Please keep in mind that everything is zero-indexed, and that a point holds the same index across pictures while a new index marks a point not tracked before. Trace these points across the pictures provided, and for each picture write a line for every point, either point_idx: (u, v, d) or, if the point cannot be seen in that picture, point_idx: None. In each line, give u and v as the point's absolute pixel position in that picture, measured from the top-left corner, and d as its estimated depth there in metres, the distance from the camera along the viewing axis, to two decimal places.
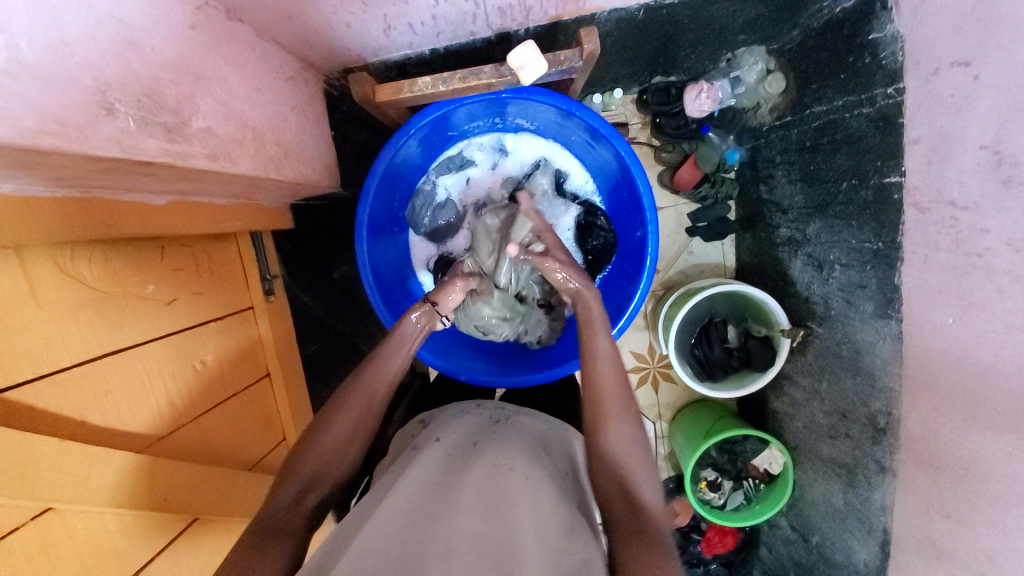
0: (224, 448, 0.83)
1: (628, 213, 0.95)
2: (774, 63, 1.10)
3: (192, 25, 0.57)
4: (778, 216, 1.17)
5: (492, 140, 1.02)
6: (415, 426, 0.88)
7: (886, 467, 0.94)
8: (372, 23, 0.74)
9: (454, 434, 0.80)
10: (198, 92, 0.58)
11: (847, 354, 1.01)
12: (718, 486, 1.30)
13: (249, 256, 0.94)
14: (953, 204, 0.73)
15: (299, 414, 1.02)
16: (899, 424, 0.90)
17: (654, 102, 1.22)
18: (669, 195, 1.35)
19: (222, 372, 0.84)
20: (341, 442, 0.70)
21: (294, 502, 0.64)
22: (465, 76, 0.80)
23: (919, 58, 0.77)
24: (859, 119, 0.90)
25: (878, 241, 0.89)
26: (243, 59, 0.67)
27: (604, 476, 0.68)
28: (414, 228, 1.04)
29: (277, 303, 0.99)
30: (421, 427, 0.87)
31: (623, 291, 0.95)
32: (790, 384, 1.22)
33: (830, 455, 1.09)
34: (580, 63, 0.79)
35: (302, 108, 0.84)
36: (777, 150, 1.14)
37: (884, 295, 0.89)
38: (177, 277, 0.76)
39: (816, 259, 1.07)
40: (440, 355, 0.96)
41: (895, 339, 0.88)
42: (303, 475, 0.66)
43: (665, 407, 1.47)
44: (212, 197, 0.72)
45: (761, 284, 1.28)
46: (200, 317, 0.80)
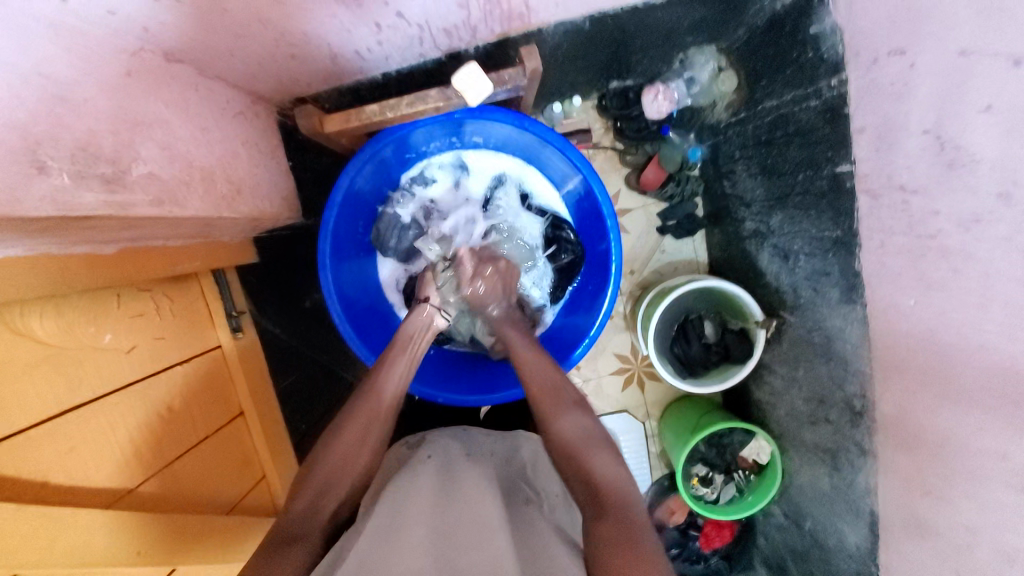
0: (199, 491, 0.81)
1: (592, 224, 0.96)
2: (725, 60, 1.12)
3: (127, 72, 0.56)
4: (743, 210, 1.20)
5: (451, 158, 1.02)
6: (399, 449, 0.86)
7: (867, 447, 0.95)
8: (319, 52, 0.74)
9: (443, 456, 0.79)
10: (137, 138, 0.57)
11: (819, 340, 1.03)
12: (709, 480, 1.32)
13: (213, 294, 0.92)
14: (904, 189, 0.75)
15: (278, 451, 1.00)
16: (874, 405, 0.92)
17: (613, 107, 1.23)
18: (637, 196, 1.37)
19: (192, 414, 0.82)
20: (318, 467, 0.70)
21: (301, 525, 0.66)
22: (412, 101, 0.82)
23: (858, 50, 0.80)
24: (807, 112, 0.92)
25: (837, 229, 0.91)
26: (185, 100, 0.66)
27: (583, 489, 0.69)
28: (380, 250, 1.03)
29: (246, 340, 0.98)
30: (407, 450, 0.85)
31: (593, 299, 0.95)
32: (769, 373, 1.24)
33: (813, 440, 1.11)
34: (525, 80, 0.80)
35: (255, 142, 0.83)
36: (735, 145, 1.17)
37: (848, 282, 0.92)
38: (136, 323, 0.74)
39: (782, 249, 1.09)
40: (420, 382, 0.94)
41: (862, 323, 0.91)
42: (313, 486, 0.69)
43: (651, 405, 1.48)
44: (166, 240, 0.70)
45: (732, 276, 1.30)
46: (163, 360, 0.78)
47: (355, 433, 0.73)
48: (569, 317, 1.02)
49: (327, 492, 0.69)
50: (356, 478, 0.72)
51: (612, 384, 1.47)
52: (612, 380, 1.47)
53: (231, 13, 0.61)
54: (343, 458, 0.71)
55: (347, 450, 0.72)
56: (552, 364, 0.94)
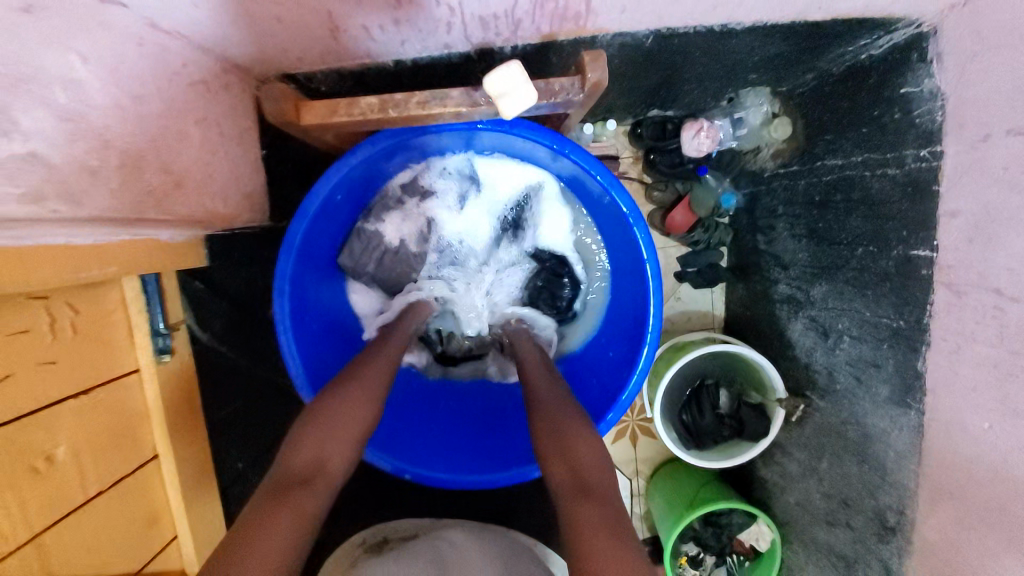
0: (79, 564, 0.64)
1: (623, 265, 0.88)
2: (780, 106, 1.01)
3: (26, 7, 0.40)
4: (777, 271, 1.07)
5: (458, 167, 0.89)
6: None
7: (894, 567, 0.84)
8: (314, 23, 0.59)
9: None
10: (17, 101, 0.41)
11: (852, 435, 0.90)
12: (699, 561, 1.19)
13: (138, 303, 0.73)
14: (999, 293, 0.63)
15: (199, 502, 0.82)
16: (913, 526, 0.80)
17: (649, 136, 1.11)
18: (659, 236, 1.23)
19: (82, 463, 0.64)
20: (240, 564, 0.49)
21: None
22: (425, 100, 0.65)
23: (963, 121, 0.67)
24: (883, 180, 0.79)
25: (899, 319, 0.78)
26: (120, 57, 0.50)
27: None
28: (350, 275, 0.90)
29: (175, 362, 0.79)
30: None
31: (617, 353, 0.88)
32: (782, 455, 1.11)
33: (826, 541, 0.99)
34: (580, 96, 0.66)
35: (216, 121, 0.67)
36: (781, 200, 1.04)
37: (903, 381, 0.79)
38: (14, 344, 0.56)
39: (820, 325, 0.96)
40: (388, 451, 0.85)
41: (915, 432, 0.78)
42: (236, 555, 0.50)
43: (642, 462, 1.34)
44: (71, 237, 0.54)
45: (753, 340, 1.17)
46: (49, 395, 0.60)
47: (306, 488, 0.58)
48: (576, 365, 0.94)
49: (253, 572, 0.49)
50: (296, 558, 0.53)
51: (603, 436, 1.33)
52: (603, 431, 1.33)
53: None
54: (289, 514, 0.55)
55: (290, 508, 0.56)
56: None
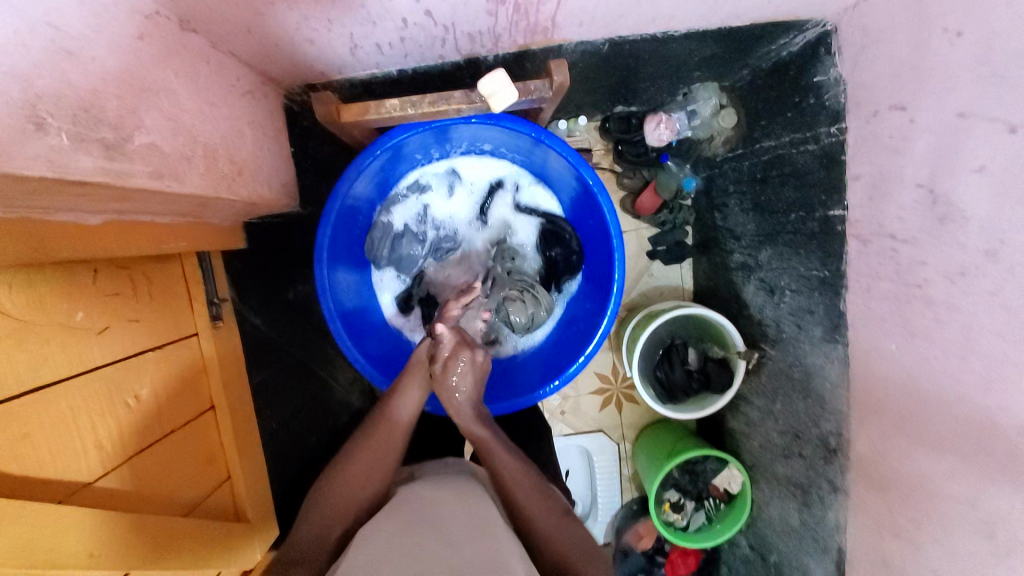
0: (160, 490, 0.75)
1: (590, 216, 0.95)
2: (726, 97, 1.16)
3: (139, 36, 0.53)
4: (732, 243, 1.23)
5: (443, 166, 1.01)
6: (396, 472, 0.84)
7: (838, 485, 0.97)
8: (338, 43, 0.73)
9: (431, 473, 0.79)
10: (142, 106, 0.54)
11: (798, 375, 1.05)
12: (680, 507, 1.32)
13: (196, 278, 0.86)
14: (894, 238, 0.78)
15: (246, 449, 0.93)
16: (849, 445, 0.94)
17: (616, 130, 1.26)
18: (630, 220, 1.39)
19: (159, 405, 0.77)
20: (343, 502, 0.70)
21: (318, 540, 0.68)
22: (434, 100, 0.80)
23: (859, 101, 0.84)
24: (804, 155, 0.96)
25: (825, 270, 0.94)
26: (196, 72, 0.64)
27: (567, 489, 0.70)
28: (374, 263, 1.01)
29: (225, 329, 0.91)
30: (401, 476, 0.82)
31: (598, 301, 0.95)
32: (745, 404, 1.27)
33: (784, 473, 1.13)
34: (550, 93, 0.80)
35: (260, 124, 0.80)
36: (730, 180, 1.21)
37: (832, 321, 0.94)
38: (109, 302, 0.69)
39: (768, 284, 1.13)
40: None
41: (843, 363, 0.93)
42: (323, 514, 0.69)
43: (628, 426, 1.48)
44: (155, 216, 0.67)
45: (717, 306, 1.33)
46: (136, 346, 0.73)
47: (365, 464, 0.72)
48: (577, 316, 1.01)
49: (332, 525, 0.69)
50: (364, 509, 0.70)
51: (590, 403, 1.47)
52: (591, 399, 1.47)
53: None
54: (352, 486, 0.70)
55: (354, 480, 0.71)
56: (563, 366, 0.94)
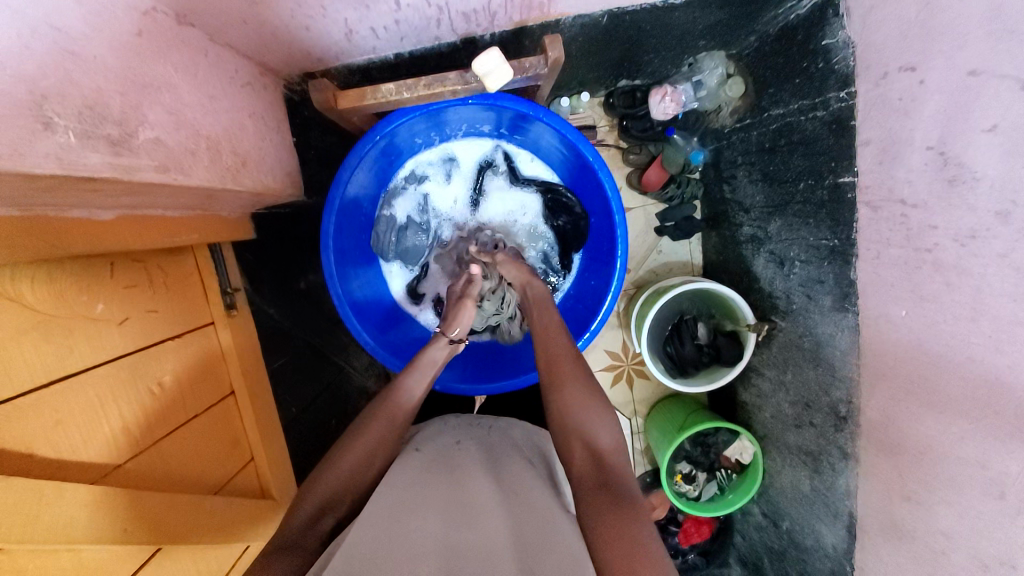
0: (188, 472, 0.79)
1: (590, 186, 0.94)
2: (733, 67, 1.14)
3: (138, 32, 0.54)
4: (741, 216, 1.21)
5: (437, 153, 1.01)
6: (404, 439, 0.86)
7: (849, 452, 0.98)
8: (333, 29, 0.73)
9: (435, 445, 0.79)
10: (145, 102, 0.55)
11: (809, 346, 1.05)
12: (692, 478, 1.34)
13: (208, 269, 0.89)
14: (903, 203, 0.77)
15: (268, 431, 0.98)
16: (859, 412, 0.94)
17: (620, 105, 1.24)
18: (638, 195, 1.37)
19: (182, 392, 0.80)
20: (354, 464, 0.71)
21: (313, 514, 0.65)
22: (429, 83, 0.79)
23: (868, 63, 0.81)
24: (813, 122, 0.93)
25: (835, 238, 0.93)
26: (194, 66, 0.64)
27: (578, 453, 0.71)
28: (382, 255, 1.02)
29: (241, 317, 0.95)
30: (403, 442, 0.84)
31: (602, 275, 0.96)
32: (757, 377, 1.26)
33: (796, 443, 1.13)
34: (546, 70, 0.80)
35: (261, 115, 0.81)
36: (738, 151, 1.18)
37: (842, 290, 0.93)
38: (128, 295, 0.72)
39: (777, 256, 1.11)
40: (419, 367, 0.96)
41: (853, 331, 0.92)
42: (322, 495, 0.68)
43: (639, 403, 1.49)
44: (166, 210, 0.69)
45: (727, 280, 1.32)
46: (156, 335, 0.76)
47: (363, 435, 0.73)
48: (584, 290, 1.02)
49: (336, 500, 0.68)
50: (365, 484, 0.71)
51: (601, 380, 1.48)
52: (602, 377, 1.48)
53: None
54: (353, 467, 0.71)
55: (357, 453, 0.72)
56: (572, 341, 0.95)
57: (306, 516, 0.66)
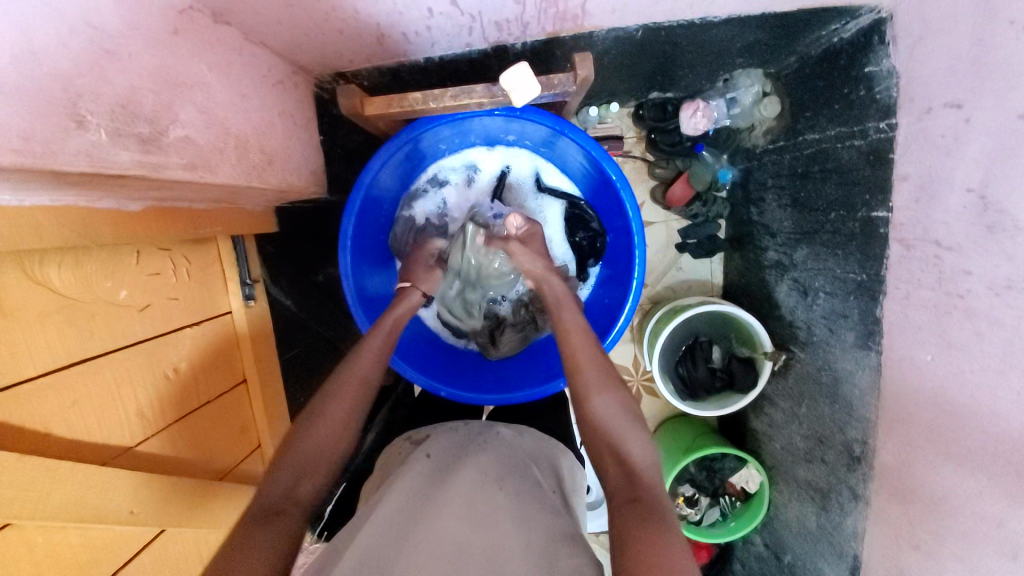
0: (195, 456, 0.82)
1: (609, 202, 0.93)
2: (771, 85, 1.10)
3: (174, 31, 0.56)
4: (767, 239, 1.18)
5: (460, 159, 1.01)
6: (406, 444, 0.86)
7: (859, 493, 0.94)
8: (365, 31, 0.74)
9: (445, 451, 0.80)
10: (178, 101, 0.57)
11: (826, 380, 1.02)
12: (695, 502, 1.30)
13: (229, 259, 0.91)
14: (938, 244, 0.73)
15: (274, 420, 1.00)
16: (874, 454, 0.90)
17: (651, 117, 1.21)
18: (661, 210, 1.35)
19: (196, 378, 0.82)
20: (343, 457, 0.70)
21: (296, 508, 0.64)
22: (456, 94, 0.80)
23: (913, 95, 0.78)
24: (850, 151, 0.90)
25: (863, 273, 0.90)
26: (229, 64, 0.66)
27: None
28: (398, 256, 1.03)
29: (256, 310, 0.97)
30: (413, 446, 0.86)
31: (616, 293, 0.95)
32: (770, 405, 1.23)
33: (805, 478, 1.10)
34: (574, 87, 0.79)
35: (291, 113, 0.83)
36: (769, 173, 1.15)
37: (866, 326, 0.90)
38: (152, 282, 0.74)
39: (801, 285, 1.08)
40: (426, 372, 0.96)
41: (875, 370, 0.89)
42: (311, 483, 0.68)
43: (646, 419, 1.47)
44: (192, 203, 0.70)
45: (746, 303, 1.29)
46: (175, 322, 0.78)
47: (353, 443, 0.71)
48: (597, 306, 1.00)
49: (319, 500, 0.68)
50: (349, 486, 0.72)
51: None
52: None
53: None
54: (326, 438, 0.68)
55: (340, 455, 0.70)
56: None
57: (282, 483, 0.64)
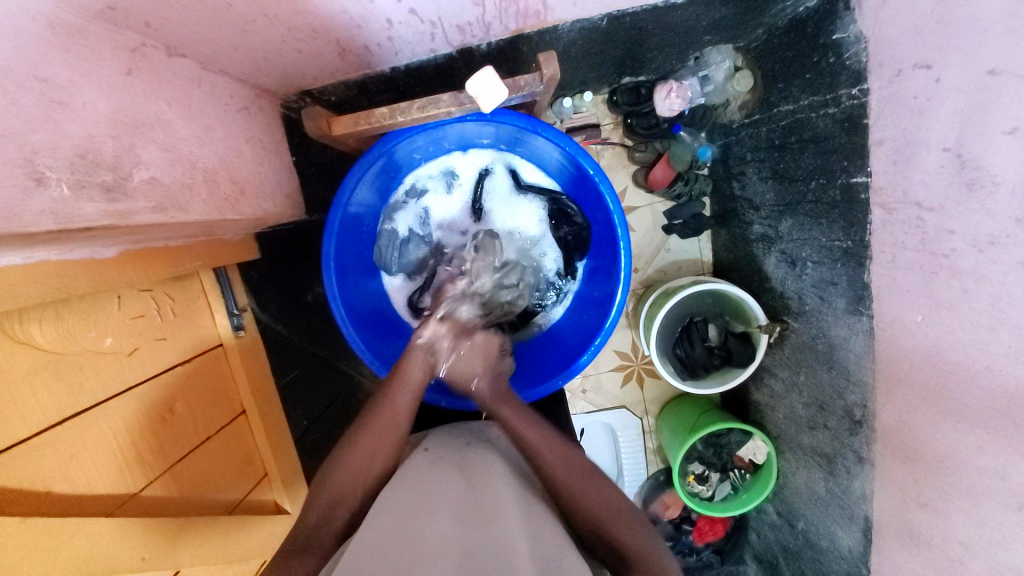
0: (201, 493, 0.82)
1: (590, 196, 0.93)
2: (742, 59, 1.11)
3: (127, 71, 0.56)
4: (751, 213, 1.18)
5: (436, 167, 1.00)
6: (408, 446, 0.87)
7: (864, 456, 0.96)
8: (325, 49, 0.74)
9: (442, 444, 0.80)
10: (138, 141, 0.56)
11: (822, 348, 1.02)
12: (705, 478, 1.33)
13: (214, 292, 0.91)
14: (919, 206, 0.74)
15: (280, 447, 1.00)
16: (875, 417, 0.92)
17: (625, 103, 1.21)
18: (644, 194, 1.34)
19: (193, 416, 0.82)
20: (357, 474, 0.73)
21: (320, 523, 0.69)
22: (423, 104, 0.80)
23: (881, 59, 0.78)
24: (825, 119, 0.90)
25: (848, 239, 0.90)
26: (188, 97, 0.65)
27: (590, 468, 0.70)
28: (384, 270, 1.02)
29: (249, 339, 0.97)
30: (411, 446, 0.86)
31: (606, 283, 0.95)
32: (769, 377, 1.24)
33: (810, 445, 1.12)
34: (541, 87, 0.79)
35: (258, 137, 0.82)
36: (747, 147, 1.15)
37: (856, 293, 0.91)
38: (137, 325, 0.73)
39: (789, 256, 1.08)
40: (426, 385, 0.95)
41: (868, 335, 0.90)
42: (326, 497, 0.71)
43: (650, 402, 1.48)
44: (168, 239, 0.70)
45: (737, 278, 1.29)
46: (166, 362, 0.78)
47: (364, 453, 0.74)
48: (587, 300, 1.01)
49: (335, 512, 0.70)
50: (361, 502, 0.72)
51: (612, 380, 1.47)
52: (611, 377, 1.47)
53: (236, 8, 0.60)
54: (349, 474, 0.72)
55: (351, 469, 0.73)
56: (577, 352, 0.94)
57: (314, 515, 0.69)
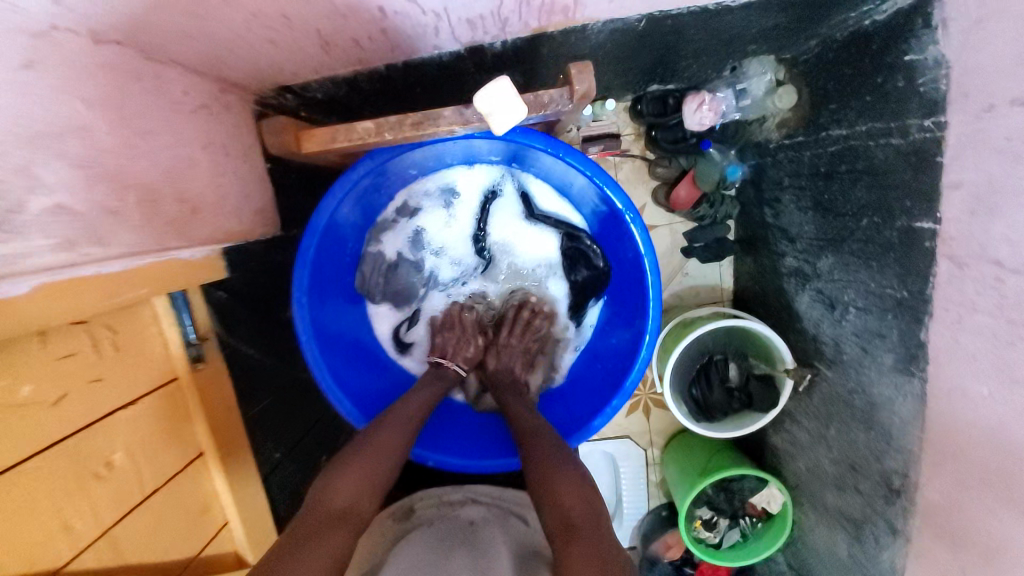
0: (144, 551, 0.74)
1: (612, 228, 0.84)
2: (784, 73, 0.99)
3: (28, 63, 0.46)
4: (784, 244, 1.06)
5: (435, 182, 0.88)
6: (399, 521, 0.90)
7: (899, 528, 0.85)
8: (305, 40, 0.65)
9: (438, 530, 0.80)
10: (37, 157, 0.48)
11: (860, 405, 0.91)
12: (713, 525, 1.21)
13: (168, 316, 0.79)
14: (999, 265, 0.62)
15: (244, 489, 0.91)
16: (916, 488, 0.81)
17: (650, 113, 1.08)
18: (664, 211, 1.22)
19: (136, 466, 0.73)
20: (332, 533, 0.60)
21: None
22: (420, 121, 0.67)
23: (967, 90, 0.64)
24: (886, 150, 0.78)
25: (902, 290, 0.78)
26: (123, 95, 0.59)
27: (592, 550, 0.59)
28: (368, 297, 0.91)
29: (211, 367, 0.86)
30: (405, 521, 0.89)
31: (628, 326, 0.85)
32: (792, 423, 1.13)
33: (834, 503, 1.01)
34: (570, 105, 0.68)
35: (220, 144, 0.76)
36: (785, 171, 1.03)
37: (908, 350, 0.79)
38: (65, 368, 0.63)
39: (827, 297, 0.97)
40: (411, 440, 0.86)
41: (919, 399, 0.78)
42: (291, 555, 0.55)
43: (656, 433, 1.37)
44: (102, 265, 0.58)
45: (761, 311, 1.18)
46: (103, 408, 0.69)
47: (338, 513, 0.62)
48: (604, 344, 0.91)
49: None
50: None
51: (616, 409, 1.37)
52: None
53: None
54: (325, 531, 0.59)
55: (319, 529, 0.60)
56: (597, 404, 0.84)
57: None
